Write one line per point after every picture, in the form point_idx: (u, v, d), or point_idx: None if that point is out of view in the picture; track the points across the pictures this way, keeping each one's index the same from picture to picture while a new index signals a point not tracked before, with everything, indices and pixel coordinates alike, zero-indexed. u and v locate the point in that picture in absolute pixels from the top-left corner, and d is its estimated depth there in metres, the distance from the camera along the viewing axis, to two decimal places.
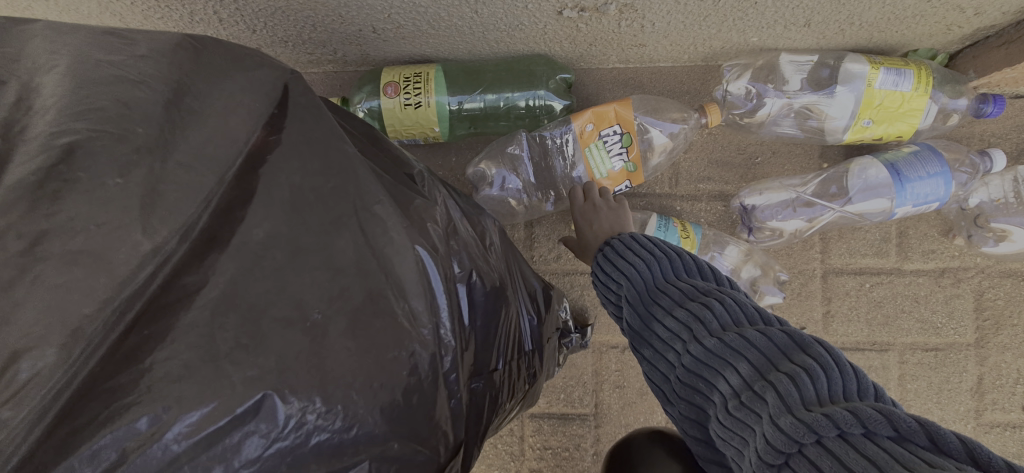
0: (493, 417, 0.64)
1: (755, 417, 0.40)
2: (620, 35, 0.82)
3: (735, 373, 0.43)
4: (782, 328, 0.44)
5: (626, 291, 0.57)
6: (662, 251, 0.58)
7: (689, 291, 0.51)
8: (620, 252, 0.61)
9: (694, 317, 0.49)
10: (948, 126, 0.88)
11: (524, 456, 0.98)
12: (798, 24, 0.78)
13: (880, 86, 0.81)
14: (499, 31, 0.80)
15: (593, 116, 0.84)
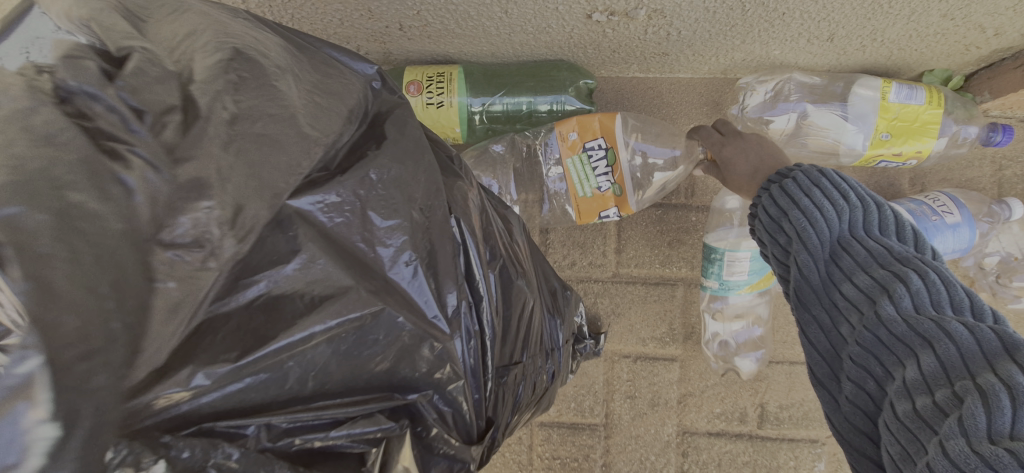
0: (515, 412, 0.63)
1: (931, 429, 0.38)
2: (644, 43, 0.83)
3: (920, 367, 0.41)
4: (989, 334, 0.40)
5: (786, 237, 0.56)
6: (864, 195, 0.54)
7: (876, 257, 0.49)
8: (807, 189, 0.56)
9: (875, 286, 0.47)
10: (958, 152, 0.90)
11: (533, 465, 0.97)
12: (820, 38, 0.79)
13: (893, 100, 0.82)
14: (526, 32, 0.81)
15: (577, 125, 0.82)
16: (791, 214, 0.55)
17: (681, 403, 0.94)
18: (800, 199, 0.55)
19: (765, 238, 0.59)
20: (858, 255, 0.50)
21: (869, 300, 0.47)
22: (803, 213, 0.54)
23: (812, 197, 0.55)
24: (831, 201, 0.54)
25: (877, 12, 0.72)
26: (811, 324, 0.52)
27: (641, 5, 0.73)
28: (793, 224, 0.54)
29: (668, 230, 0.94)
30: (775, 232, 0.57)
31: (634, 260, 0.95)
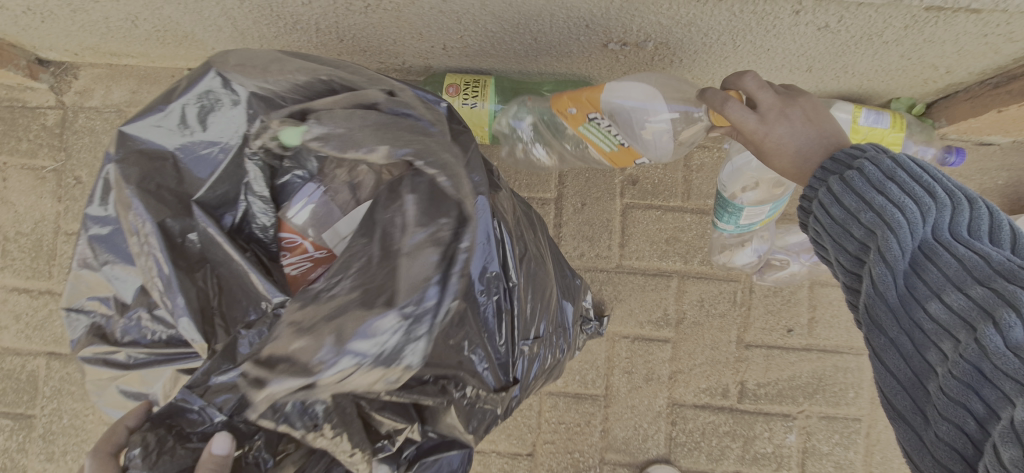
0: (538, 376, 0.80)
1: None
2: (651, 67, 0.96)
3: None
4: None
5: (863, 245, 0.54)
6: (947, 192, 0.52)
7: (970, 270, 0.47)
8: (884, 191, 0.54)
9: (969, 306, 0.47)
10: None
11: (540, 428, 1.10)
12: (800, 69, 0.93)
13: (862, 123, 0.96)
14: (551, 55, 0.95)
15: (570, 101, 0.86)
16: (871, 222, 0.53)
17: (671, 378, 1.08)
18: (874, 199, 0.54)
19: (832, 242, 0.57)
20: (949, 272, 0.48)
21: (966, 325, 0.46)
22: (884, 221, 0.52)
23: (896, 206, 0.52)
24: (915, 205, 0.51)
25: (847, 51, 0.85)
26: (886, 341, 0.51)
27: (649, 38, 0.86)
28: (877, 235, 0.52)
29: (666, 228, 1.09)
30: (847, 240, 0.55)
31: (636, 253, 1.09)
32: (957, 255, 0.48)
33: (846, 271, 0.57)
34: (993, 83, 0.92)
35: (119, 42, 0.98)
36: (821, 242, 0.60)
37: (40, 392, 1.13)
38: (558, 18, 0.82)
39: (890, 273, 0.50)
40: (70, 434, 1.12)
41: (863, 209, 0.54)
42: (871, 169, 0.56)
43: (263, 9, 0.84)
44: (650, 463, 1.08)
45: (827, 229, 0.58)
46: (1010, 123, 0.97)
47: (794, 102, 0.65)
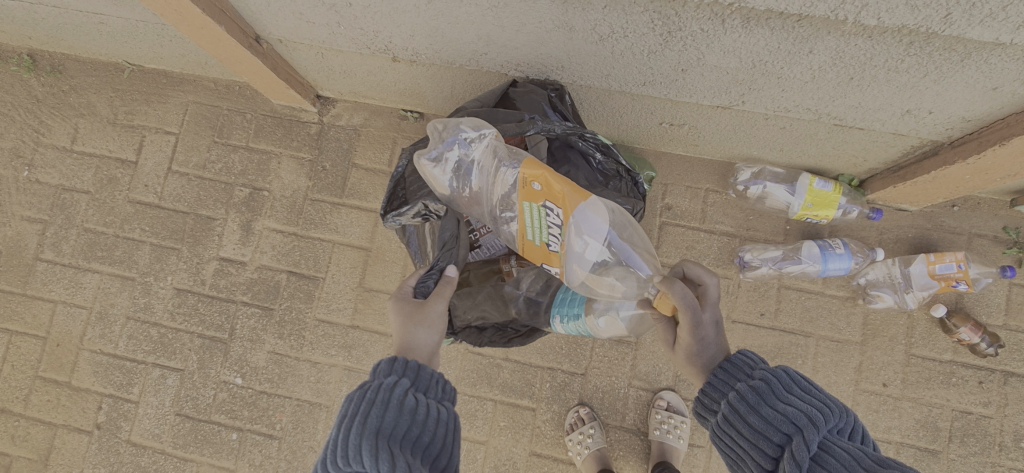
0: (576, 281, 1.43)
1: None
2: (686, 139, 1.60)
3: None
4: None
5: (783, 450, 0.85)
6: (828, 403, 0.88)
7: (855, 460, 0.78)
8: (774, 403, 0.90)
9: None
10: (848, 218, 1.67)
11: (592, 358, 1.68)
12: (777, 149, 1.54)
13: (815, 187, 1.60)
14: (626, 126, 1.59)
15: (540, 185, 1.04)
16: (767, 419, 0.89)
17: None
18: (774, 407, 0.90)
19: (754, 449, 0.89)
20: (834, 450, 0.80)
21: None
22: (775, 417, 0.88)
23: (779, 407, 0.89)
24: (793, 407, 0.88)
25: (802, 141, 1.46)
26: None
27: (686, 123, 1.50)
28: (775, 427, 0.87)
29: (687, 239, 1.70)
30: (766, 443, 0.87)
31: (665, 253, 1.70)
32: (840, 450, 0.80)
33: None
34: (892, 169, 1.52)
35: (376, 88, 1.69)
36: (741, 438, 0.92)
37: (280, 294, 1.79)
38: (635, 108, 1.47)
39: (808, 459, 0.80)
40: (295, 323, 1.78)
41: (775, 423, 0.88)
42: (767, 390, 0.93)
43: (474, 86, 1.52)
44: (662, 390, 1.66)
45: (740, 439, 0.92)
46: (908, 197, 1.55)
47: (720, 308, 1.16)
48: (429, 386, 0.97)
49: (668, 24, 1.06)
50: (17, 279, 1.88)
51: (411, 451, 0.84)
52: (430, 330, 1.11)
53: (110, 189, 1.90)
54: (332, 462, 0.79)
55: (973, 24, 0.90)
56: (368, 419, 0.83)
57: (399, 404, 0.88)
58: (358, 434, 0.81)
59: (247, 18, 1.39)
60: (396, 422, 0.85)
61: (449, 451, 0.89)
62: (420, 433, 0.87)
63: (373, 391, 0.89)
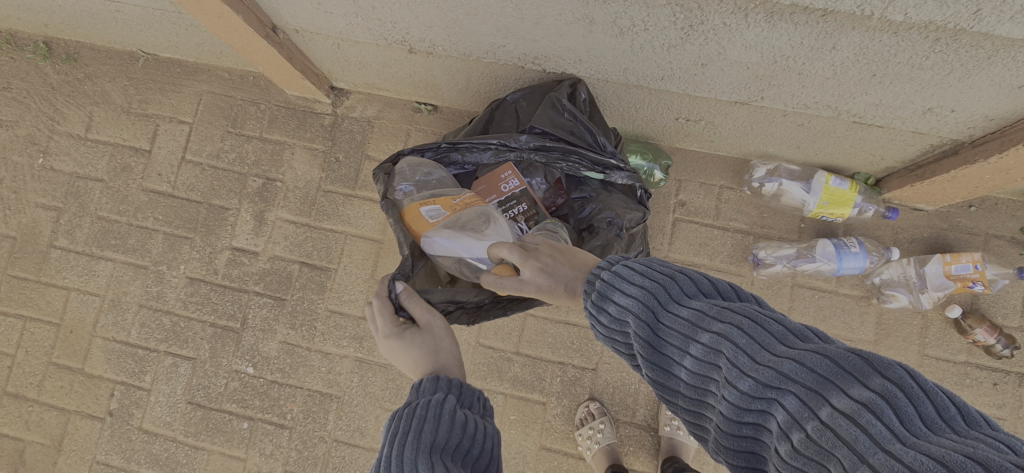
0: None
1: (775, 430, 0.56)
2: (702, 135, 1.59)
3: (729, 396, 0.60)
4: (750, 352, 0.60)
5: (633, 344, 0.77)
6: (658, 276, 0.78)
7: (695, 323, 0.69)
8: (610, 289, 0.82)
9: (704, 351, 0.65)
10: (864, 217, 1.66)
11: (603, 353, 1.68)
12: (793, 147, 1.53)
13: (832, 185, 1.59)
14: (641, 121, 1.59)
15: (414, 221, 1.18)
16: (611, 310, 0.81)
17: None
18: (613, 298, 0.81)
19: (616, 348, 0.83)
20: (666, 323, 0.72)
21: (702, 362, 0.66)
22: (615, 305, 0.80)
23: (615, 293, 0.81)
24: (628, 287, 0.79)
25: (819, 138, 1.45)
26: (666, 381, 0.71)
27: (701, 118, 1.49)
28: (620, 318, 0.79)
29: (700, 236, 1.70)
30: (621, 344, 0.80)
31: (678, 250, 1.70)
32: (678, 320, 0.71)
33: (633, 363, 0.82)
34: (910, 168, 1.51)
35: (391, 80, 1.68)
36: (603, 336, 0.86)
37: (293, 285, 1.80)
38: (652, 103, 1.46)
39: (647, 344, 0.73)
40: (307, 313, 1.78)
41: (618, 320, 0.80)
42: (604, 285, 0.84)
43: (489, 78, 1.51)
44: None
45: (603, 338, 0.85)
46: (925, 196, 1.54)
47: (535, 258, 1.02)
48: (472, 404, 0.95)
49: (690, 18, 1.05)
50: (31, 265, 1.89)
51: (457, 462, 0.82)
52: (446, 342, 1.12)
53: (124, 178, 1.91)
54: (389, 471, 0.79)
55: (1003, 21, 0.89)
56: (422, 433, 0.83)
57: (448, 418, 0.87)
58: (402, 448, 0.81)
59: (265, 8, 1.38)
60: (448, 436, 0.84)
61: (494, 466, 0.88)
62: (468, 447, 0.86)
63: (422, 407, 0.89)
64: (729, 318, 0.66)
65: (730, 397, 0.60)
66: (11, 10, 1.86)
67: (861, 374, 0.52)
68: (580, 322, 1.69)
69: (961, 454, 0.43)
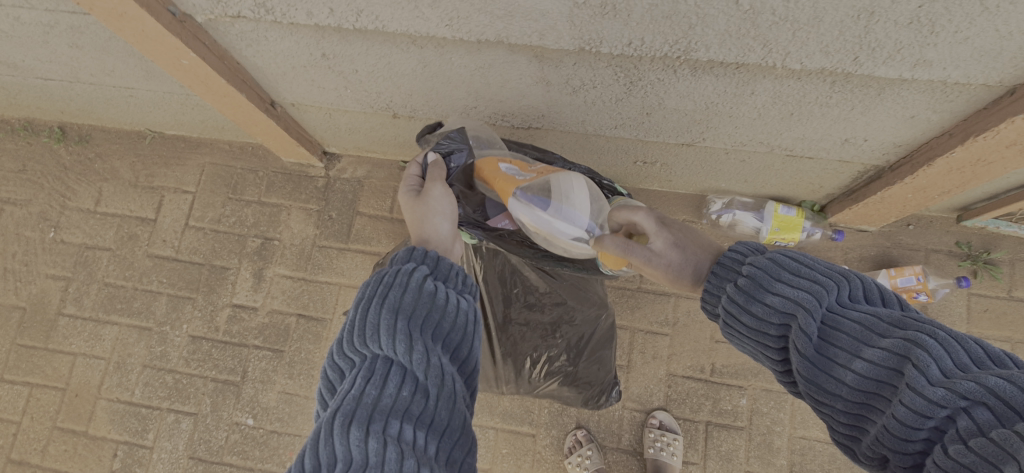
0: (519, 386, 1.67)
1: (964, 439, 0.61)
2: (660, 175, 1.78)
3: (906, 400, 0.66)
4: (937, 362, 0.66)
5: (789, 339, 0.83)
6: (822, 278, 0.83)
7: (867, 329, 0.74)
8: (767, 287, 0.86)
9: (885, 356, 0.71)
10: (814, 240, 1.82)
11: None
12: (741, 181, 1.71)
13: (781, 213, 1.76)
14: (605, 166, 1.77)
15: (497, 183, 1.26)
16: (764, 310, 0.86)
17: (669, 357, 1.79)
18: (768, 297, 0.85)
19: (761, 345, 0.88)
20: (834, 326, 0.77)
21: (881, 365, 0.71)
22: (770, 305, 0.85)
23: (772, 293, 0.85)
24: (787, 288, 0.84)
25: (762, 172, 1.64)
26: (827, 380, 0.76)
27: (657, 160, 1.67)
28: (777, 317, 0.84)
29: None
30: (768, 338, 0.86)
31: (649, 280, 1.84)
32: (849, 323, 0.76)
33: (777, 363, 0.88)
34: (846, 193, 1.69)
35: (378, 143, 1.86)
36: (744, 335, 0.91)
37: (290, 336, 1.90)
38: (611, 149, 1.65)
39: (810, 343, 0.78)
40: (304, 362, 1.88)
41: (771, 318, 0.85)
42: (754, 284, 0.89)
43: None
44: (654, 410, 1.76)
45: (744, 336, 0.90)
46: (863, 218, 1.72)
47: (670, 231, 1.13)
48: (448, 276, 0.88)
49: (630, 76, 1.24)
50: (39, 333, 1.98)
51: (433, 337, 0.77)
52: (448, 216, 1.17)
53: (130, 245, 2.04)
54: (350, 341, 0.75)
55: (879, 64, 1.07)
56: (387, 300, 0.77)
57: (420, 288, 0.81)
58: (376, 312, 0.76)
59: (265, 87, 1.57)
60: (418, 305, 0.78)
61: (471, 343, 0.82)
62: (441, 320, 0.79)
63: (392, 275, 0.83)
64: (910, 327, 0.71)
65: (913, 402, 0.65)
66: (31, 101, 2.05)
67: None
68: None
69: None
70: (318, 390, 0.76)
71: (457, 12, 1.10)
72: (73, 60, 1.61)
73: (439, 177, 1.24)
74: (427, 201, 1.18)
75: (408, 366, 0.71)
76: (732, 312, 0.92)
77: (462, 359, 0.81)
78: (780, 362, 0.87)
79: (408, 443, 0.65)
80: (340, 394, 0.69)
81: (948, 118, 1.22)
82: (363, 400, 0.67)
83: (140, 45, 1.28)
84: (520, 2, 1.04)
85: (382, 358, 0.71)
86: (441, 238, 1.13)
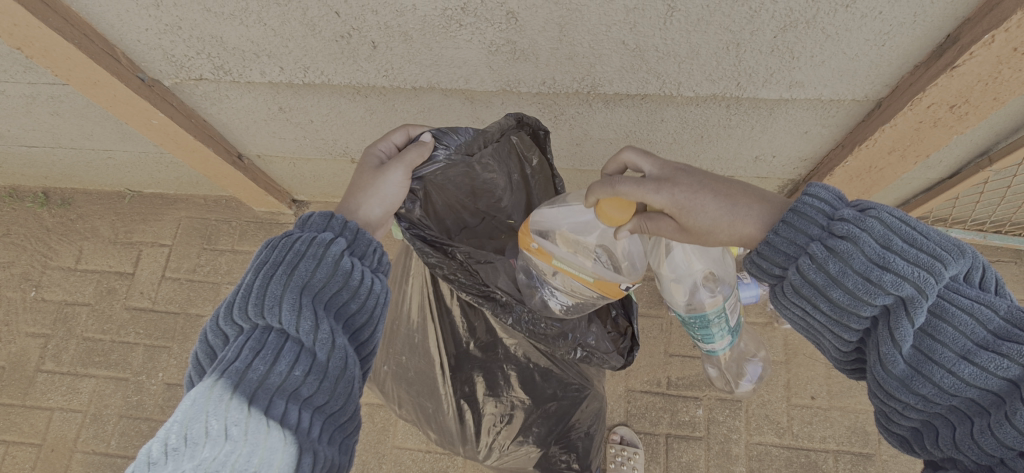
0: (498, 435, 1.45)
1: None
2: None
3: (1023, 426, 0.63)
4: None
5: (881, 326, 0.73)
6: (940, 251, 0.70)
7: (983, 329, 0.67)
8: (876, 261, 0.72)
9: (1005, 367, 0.65)
10: None
11: None
12: None
13: None
14: None
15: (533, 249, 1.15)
16: (859, 288, 0.73)
17: (627, 374, 1.87)
18: (875, 275, 0.71)
19: (837, 323, 0.77)
20: (947, 324, 0.68)
21: (996, 375, 0.65)
22: (871, 282, 0.71)
23: (879, 269, 0.71)
24: (896, 263, 0.70)
25: None
26: (926, 381, 0.70)
27: None
28: (875, 300, 0.71)
29: None
30: (854, 319, 0.75)
31: None
32: (961, 318, 0.68)
33: (840, 341, 0.80)
34: None
35: (342, 187, 2.00)
36: (808, 308, 0.80)
37: None
38: None
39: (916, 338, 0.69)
40: None
41: (875, 298, 0.71)
42: (856, 253, 0.73)
43: None
44: (617, 426, 1.82)
45: (817, 309, 0.78)
46: None
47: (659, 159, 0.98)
48: (365, 253, 0.91)
49: (553, 111, 1.39)
50: (17, 391, 2.03)
51: (334, 316, 0.81)
52: (386, 207, 1.06)
53: (108, 299, 2.12)
54: (242, 307, 0.77)
55: (760, 88, 1.22)
56: (294, 274, 0.80)
57: (332, 264, 0.83)
58: (280, 287, 0.78)
59: (231, 141, 1.71)
60: (324, 282, 0.81)
61: (373, 326, 0.87)
62: (348, 300, 0.83)
63: (304, 243, 0.84)
64: None
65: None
66: (17, 169, 2.18)
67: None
68: None
69: None
70: (196, 351, 0.79)
71: (390, 64, 1.25)
72: (54, 127, 1.75)
73: (412, 161, 1.07)
74: (380, 178, 1.05)
75: (306, 344, 0.76)
76: (801, 282, 0.79)
77: (361, 340, 0.87)
78: (844, 339, 0.79)
79: (290, 422, 0.70)
80: (224, 363, 0.72)
81: (837, 132, 1.37)
82: (245, 374, 0.70)
83: (114, 109, 1.43)
84: (443, 52, 1.19)
85: (277, 332, 0.76)
86: (366, 226, 1.04)
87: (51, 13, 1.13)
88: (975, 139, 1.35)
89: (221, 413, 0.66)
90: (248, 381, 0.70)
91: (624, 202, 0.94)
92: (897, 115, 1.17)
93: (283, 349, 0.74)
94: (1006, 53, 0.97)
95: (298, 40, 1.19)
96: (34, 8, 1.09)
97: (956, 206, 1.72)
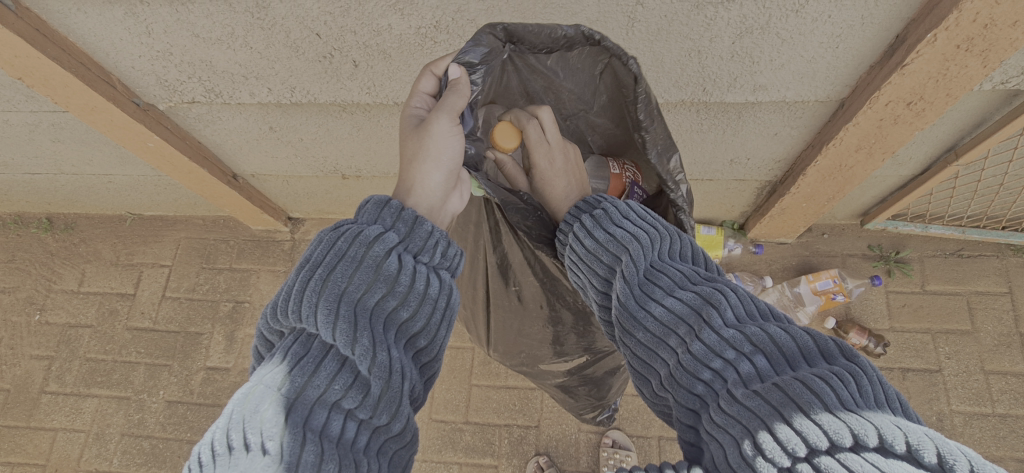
0: (525, 359, 1.31)
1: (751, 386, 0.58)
2: None
3: (710, 338, 0.62)
4: (739, 307, 0.64)
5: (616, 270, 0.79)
6: (660, 227, 0.81)
7: (686, 273, 0.72)
8: (616, 222, 0.83)
9: (694, 295, 0.67)
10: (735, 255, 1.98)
11: (543, 410, 1.87)
12: None
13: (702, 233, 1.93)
14: None
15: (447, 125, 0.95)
16: (610, 240, 0.82)
17: None
18: (615, 232, 0.82)
19: (590, 272, 0.84)
20: (662, 268, 0.73)
21: (695, 301, 0.67)
22: (617, 236, 0.81)
23: (619, 228, 0.82)
24: (630, 226, 0.81)
25: None
26: (638, 311, 0.71)
27: None
28: (617, 251, 0.80)
29: None
30: (599, 266, 0.82)
31: None
32: (670, 266, 0.73)
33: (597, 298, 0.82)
34: (754, 208, 1.86)
35: (335, 204, 2.06)
36: (579, 267, 0.87)
37: None
38: None
39: (636, 275, 0.74)
40: None
41: (613, 246, 0.81)
42: (604, 216, 0.86)
43: None
44: (609, 430, 1.84)
45: (580, 262, 0.86)
46: (778, 230, 1.87)
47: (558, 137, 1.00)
48: (423, 251, 0.77)
49: None
50: (22, 413, 2.07)
51: (384, 324, 0.67)
52: (448, 171, 0.90)
53: (110, 321, 2.17)
54: (282, 310, 0.67)
55: (726, 92, 1.26)
56: (330, 281, 0.66)
57: (372, 267, 0.69)
58: (316, 294, 0.65)
59: (226, 162, 1.78)
60: (365, 288, 0.67)
61: (432, 331, 0.73)
62: (398, 308, 0.69)
63: (348, 242, 0.71)
64: (733, 287, 0.68)
65: (710, 340, 0.62)
66: (23, 196, 2.26)
67: (826, 354, 0.57)
68: (519, 384, 1.91)
69: (924, 435, 0.48)
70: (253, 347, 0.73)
71: (373, 82, 1.31)
72: (56, 154, 1.82)
73: (456, 106, 0.87)
74: (429, 143, 0.88)
75: (348, 357, 0.63)
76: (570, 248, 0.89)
77: (420, 348, 0.72)
78: (602, 299, 0.82)
79: (331, 436, 0.59)
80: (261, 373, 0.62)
81: (806, 132, 1.42)
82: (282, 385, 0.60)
83: (112, 134, 1.49)
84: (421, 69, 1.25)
85: (317, 341, 0.64)
86: (429, 202, 0.89)
87: (49, 45, 1.20)
88: (939, 135, 1.40)
89: (254, 425, 0.55)
90: (286, 396, 0.58)
91: (515, 133, 0.98)
92: (858, 114, 1.22)
93: (323, 364, 0.61)
94: (950, 51, 1.02)
95: (283, 62, 1.26)
96: (34, 40, 1.17)
97: (931, 201, 1.80)
